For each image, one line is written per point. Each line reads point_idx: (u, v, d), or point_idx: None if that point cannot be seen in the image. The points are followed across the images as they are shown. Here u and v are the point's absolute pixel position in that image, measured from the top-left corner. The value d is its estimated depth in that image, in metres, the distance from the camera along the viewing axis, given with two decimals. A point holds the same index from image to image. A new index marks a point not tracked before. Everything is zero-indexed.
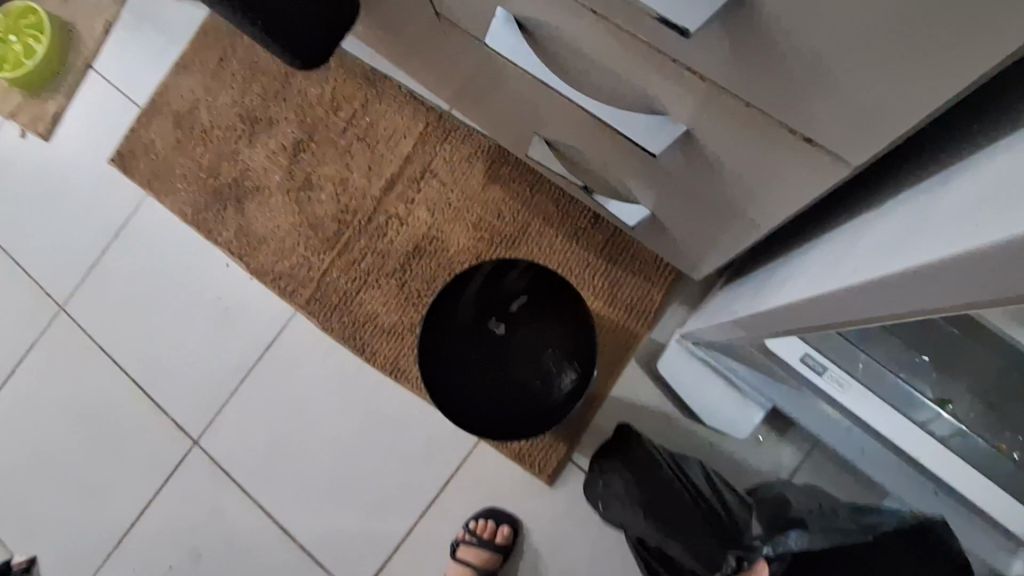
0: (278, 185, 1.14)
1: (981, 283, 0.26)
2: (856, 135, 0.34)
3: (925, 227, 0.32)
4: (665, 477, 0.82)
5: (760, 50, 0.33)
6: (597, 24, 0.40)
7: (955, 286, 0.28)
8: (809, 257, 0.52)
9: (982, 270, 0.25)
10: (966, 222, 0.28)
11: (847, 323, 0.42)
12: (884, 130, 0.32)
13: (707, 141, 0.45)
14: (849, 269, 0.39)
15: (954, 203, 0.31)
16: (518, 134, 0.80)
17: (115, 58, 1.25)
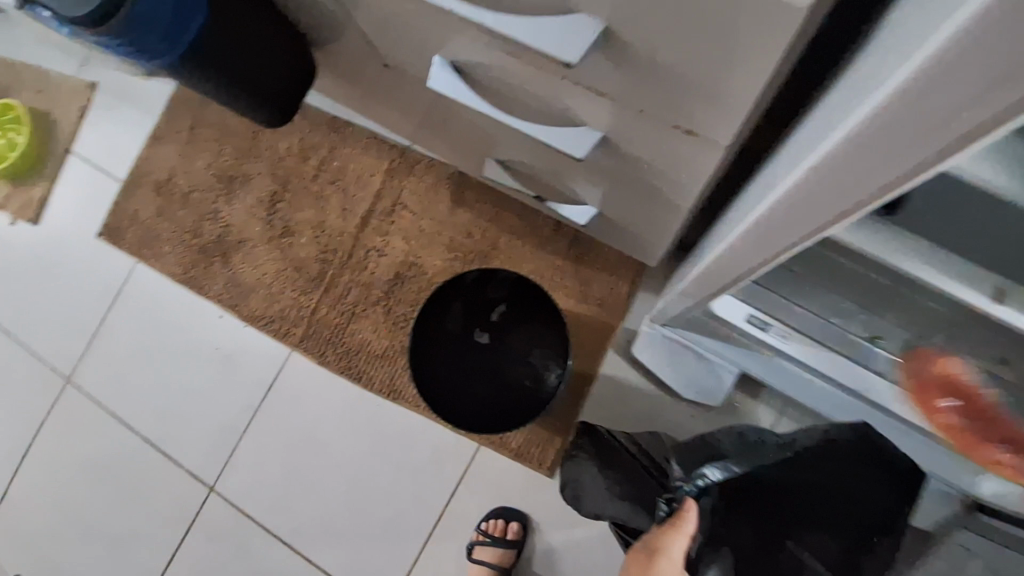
0: (260, 235, 1.22)
1: (875, 160, 0.30)
2: (720, 114, 0.41)
3: (818, 133, 0.37)
4: (621, 459, 0.82)
5: (629, 64, 0.40)
6: (510, 61, 0.49)
7: (855, 169, 0.32)
8: (741, 204, 0.58)
9: (870, 145, 0.30)
10: (846, 114, 0.32)
11: (782, 246, 0.48)
12: (735, 108, 0.39)
13: (619, 139, 0.53)
14: (776, 189, 0.44)
15: (835, 106, 0.36)
16: (474, 157, 0.89)
17: (92, 138, 1.33)
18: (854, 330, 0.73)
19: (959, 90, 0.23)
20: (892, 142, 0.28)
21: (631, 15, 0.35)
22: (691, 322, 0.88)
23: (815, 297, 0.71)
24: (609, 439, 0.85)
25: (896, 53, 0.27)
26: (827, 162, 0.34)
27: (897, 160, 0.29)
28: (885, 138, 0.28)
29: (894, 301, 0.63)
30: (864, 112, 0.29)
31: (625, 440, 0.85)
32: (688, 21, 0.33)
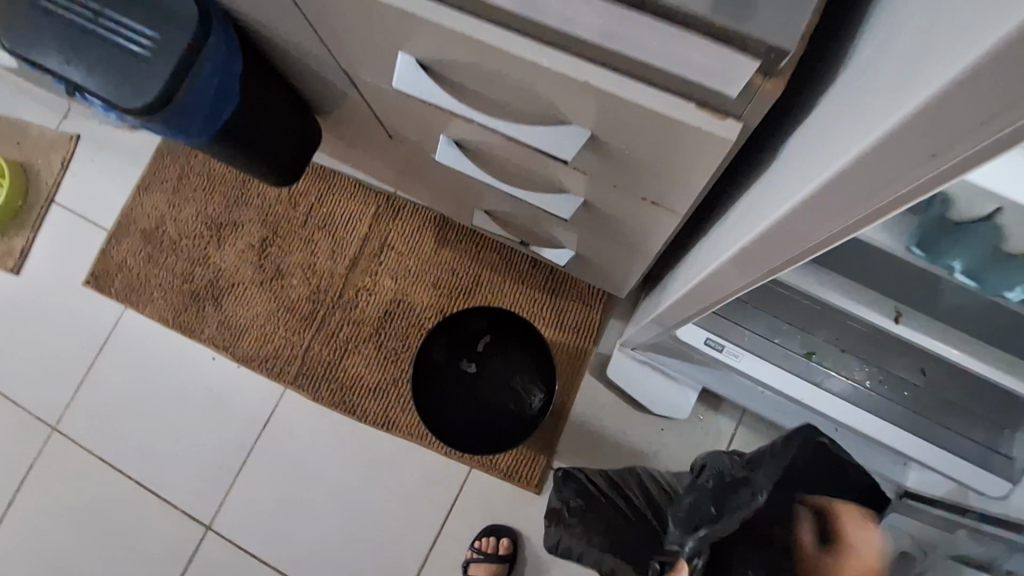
0: (251, 279, 1.28)
1: (818, 224, 0.37)
2: (678, 197, 0.52)
3: (772, 195, 0.45)
4: (606, 508, 0.97)
5: (605, 159, 0.52)
6: (508, 146, 0.60)
7: (805, 228, 0.39)
8: (703, 249, 0.69)
9: (812, 212, 0.37)
10: (794, 183, 0.40)
11: (734, 290, 0.58)
12: (687, 193, 0.51)
13: (596, 203, 0.64)
14: (739, 235, 0.51)
15: (784, 172, 0.44)
16: (461, 207, 1.00)
17: (76, 188, 1.36)
18: (794, 347, 0.87)
19: (854, 195, 0.32)
20: (817, 222, 0.37)
21: (607, 129, 0.46)
22: (659, 346, 1.00)
23: (762, 320, 0.87)
24: (591, 486, 0.99)
25: (816, 157, 0.36)
26: (780, 222, 0.41)
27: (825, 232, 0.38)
28: (812, 218, 0.37)
29: (826, 318, 0.79)
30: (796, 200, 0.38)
31: (602, 484, 0.99)
32: (650, 138, 0.44)
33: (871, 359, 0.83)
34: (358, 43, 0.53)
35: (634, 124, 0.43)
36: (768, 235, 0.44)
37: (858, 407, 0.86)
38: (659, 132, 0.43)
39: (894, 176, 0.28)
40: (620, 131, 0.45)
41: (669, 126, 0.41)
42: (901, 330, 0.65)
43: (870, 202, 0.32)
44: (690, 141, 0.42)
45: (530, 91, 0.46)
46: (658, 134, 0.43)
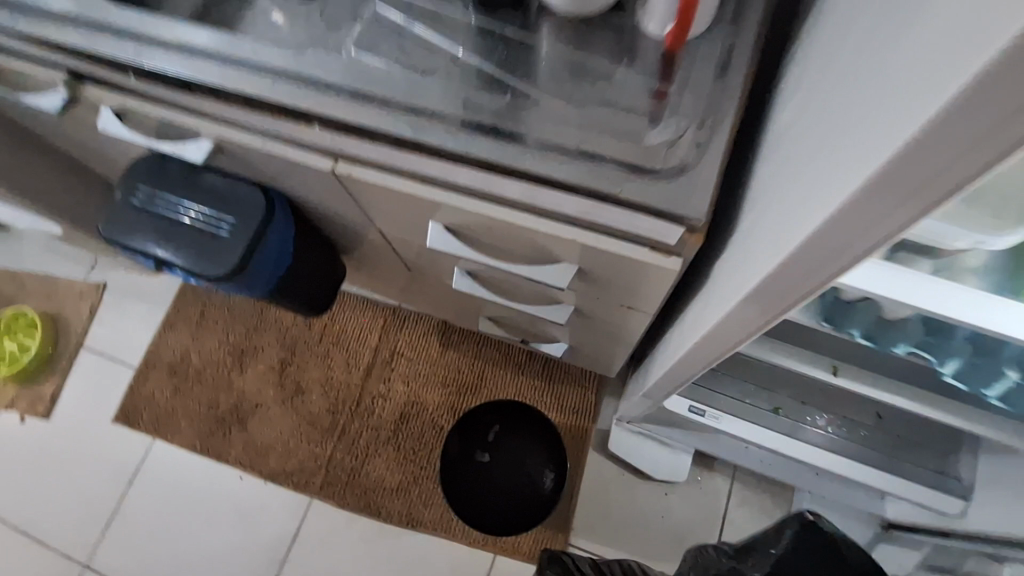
0: (273, 398, 1.39)
1: (823, 260, 0.40)
2: (646, 305, 0.70)
3: (764, 244, 0.48)
4: None
5: (590, 283, 0.69)
6: (511, 277, 0.76)
7: (808, 267, 0.42)
8: (674, 336, 0.85)
9: (816, 249, 0.40)
10: (790, 227, 0.43)
11: (703, 367, 0.73)
12: (653, 302, 0.68)
13: (585, 310, 0.81)
14: (733, 288, 0.54)
15: (771, 222, 0.48)
16: (464, 316, 1.16)
17: (103, 332, 1.48)
18: (764, 405, 1.02)
19: (874, 212, 0.34)
20: (834, 248, 0.38)
21: (590, 266, 0.64)
22: (651, 417, 1.13)
23: (733, 385, 1.02)
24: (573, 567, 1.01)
25: (819, 189, 0.38)
26: (782, 265, 0.44)
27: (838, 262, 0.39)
28: (828, 245, 0.39)
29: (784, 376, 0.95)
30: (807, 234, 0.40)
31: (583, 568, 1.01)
32: (619, 271, 0.62)
33: (827, 406, 1.00)
34: (393, 214, 0.71)
35: (607, 264, 0.61)
36: (769, 280, 0.46)
37: (832, 453, 0.99)
38: (626, 268, 0.60)
39: (913, 189, 0.30)
40: (599, 268, 0.63)
41: (633, 264, 0.58)
42: (843, 382, 0.80)
43: (880, 227, 0.34)
44: (649, 271, 0.59)
45: (532, 244, 0.63)
46: (625, 269, 0.60)
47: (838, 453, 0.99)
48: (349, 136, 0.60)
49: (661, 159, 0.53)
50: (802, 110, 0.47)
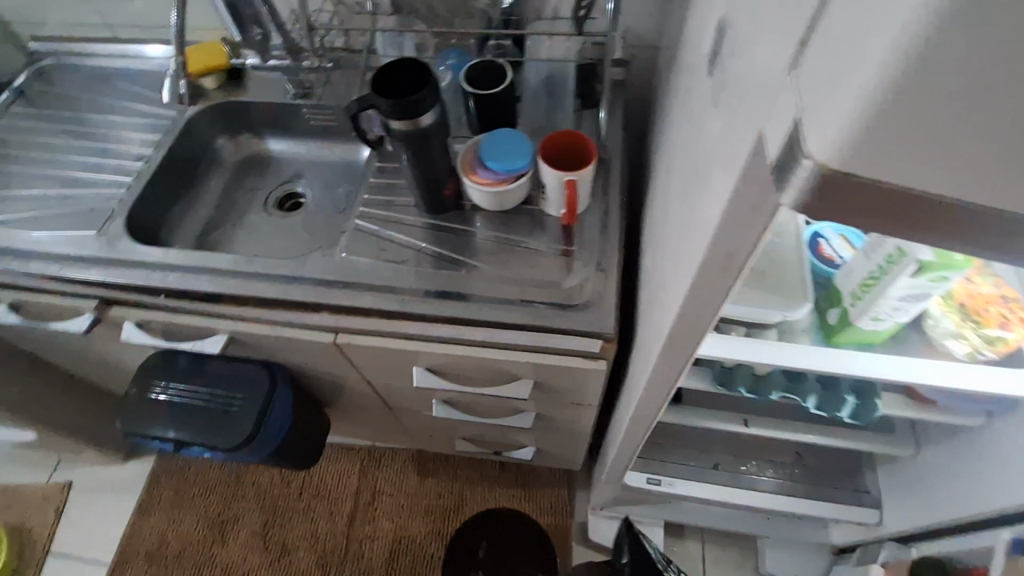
0: (260, 564, 1.40)
1: (701, 309, 0.48)
2: (588, 402, 0.89)
3: (667, 303, 0.57)
4: None
5: (544, 392, 0.88)
6: (479, 398, 0.94)
7: (692, 317, 0.50)
8: (615, 423, 1.04)
9: (693, 301, 0.48)
10: (678, 285, 0.52)
11: (641, 441, 0.92)
12: (591, 399, 0.88)
13: (544, 414, 0.99)
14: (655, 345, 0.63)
15: (671, 285, 0.57)
16: (437, 443, 1.28)
17: (70, 534, 1.45)
18: (707, 466, 1.19)
19: (711, 283, 0.44)
20: (707, 297, 0.46)
21: (543, 379, 0.83)
22: (619, 499, 1.27)
23: (678, 456, 1.20)
24: None
25: (690, 256, 0.48)
26: (676, 318, 0.52)
27: (703, 322, 0.50)
28: (703, 295, 0.46)
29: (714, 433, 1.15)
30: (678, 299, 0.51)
31: None
32: (562, 380, 0.82)
33: (754, 457, 1.20)
34: (379, 368, 0.87)
35: (553, 376, 0.81)
36: (671, 332, 0.55)
37: (776, 495, 1.15)
38: (568, 377, 0.80)
39: (738, 245, 0.39)
40: (548, 380, 0.83)
41: (573, 372, 0.78)
42: (755, 431, 1.00)
43: (728, 278, 0.43)
44: (587, 375, 0.79)
45: (496, 369, 0.82)
46: (568, 378, 0.81)
47: (777, 494, 1.15)
48: (346, 315, 0.79)
49: (576, 297, 0.76)
50: (684, 195, 0.57)
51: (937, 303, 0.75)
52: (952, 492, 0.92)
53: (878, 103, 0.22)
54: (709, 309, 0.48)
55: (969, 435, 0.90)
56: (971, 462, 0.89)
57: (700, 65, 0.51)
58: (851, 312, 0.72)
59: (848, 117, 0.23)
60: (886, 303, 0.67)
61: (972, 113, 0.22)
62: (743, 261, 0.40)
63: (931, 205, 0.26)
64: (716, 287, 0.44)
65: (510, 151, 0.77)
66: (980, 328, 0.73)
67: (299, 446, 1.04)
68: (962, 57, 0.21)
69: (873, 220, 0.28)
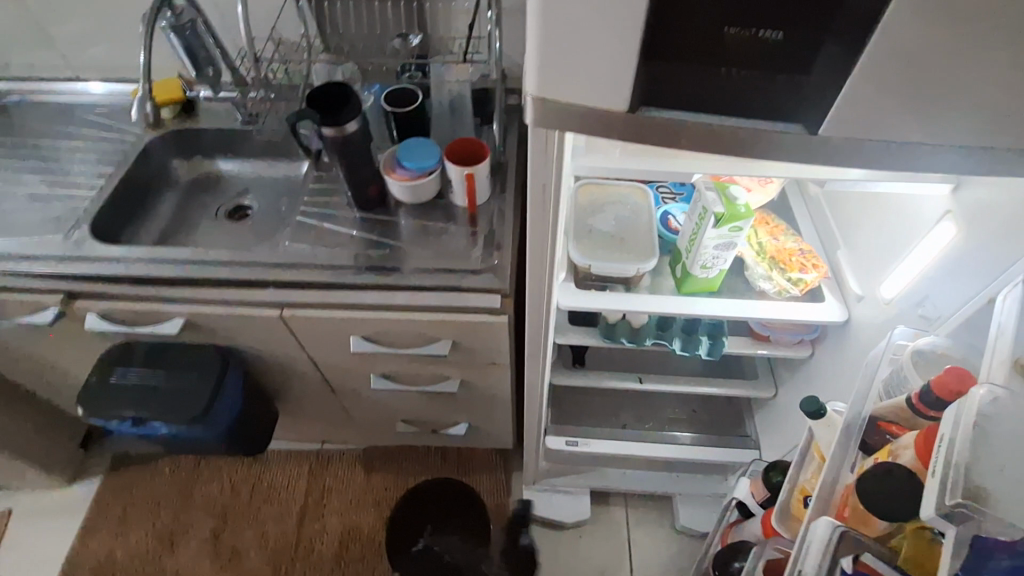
0: (211, 567, 1.44)
1: (542, 234, 0.70)
2: (500, 359, 1.06)
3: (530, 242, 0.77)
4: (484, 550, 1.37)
5: (464, 353, 1.04)
6: (410, 364, 1.09)
7: (536, 241, 0.71)
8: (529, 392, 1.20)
9: (537, 231, 0.69)
10: None
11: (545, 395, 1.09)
12: (503, 357, 1.05)
13: (470, 379, 1.14)
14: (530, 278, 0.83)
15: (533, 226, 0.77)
16: (380, 430, 1.39)
17: (13, 558, 1.46)
18: (620, 429, 1.36)
19: (542, 210, 0.66)
20: (543, 223, 0.68)
21: (458, 337, 0.99)
22: (547, 470, 1.43)
23: (595, 424, 1.37)
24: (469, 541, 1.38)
25: None
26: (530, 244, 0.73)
27: (547, 240, 0.71)
28: (541, 223, 0.68)
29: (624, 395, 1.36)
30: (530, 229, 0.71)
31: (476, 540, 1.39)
32: (474, 336, 0.99)
33: (659, 418, 1.40)
34: (321, 340, 1.02)
35: (465, 334, 0.98)
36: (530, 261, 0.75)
37: (676, 445, 1.32)
38: (480, 333, 0.98)
39: (545, 171, 0.61)
40: (464, 338, 1.00)
41: (481, 326, 0.96)
42: (648, 386, 1.20)
43: (549, 201, 0.64)
44: (492, 329, 0.97)
45: (421, 332, 0.99)
46: (480, 334, 0.98)
47: (679, 444, 1.33)
48: (291, 289, 0.95)
49: (480, 261, 0.95)
50: None
51: (755, 256, 1.01)
52: (800, 415, 1.13)
53: (542, 48, 0.42)
54: (547, 232, 0.69)
55: (806, 367, 1.13)
56: (808, 387, 1.11)
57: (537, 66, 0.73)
58: (687, 264, 0.95)
59: (535, 56, 0.43)
60: (705, 252, 0.90)
61: (589, 59, 0.42)
62: (553, 185, 0.62)
63: (603, 117, 0.46)
64: (545, 214, 0.66)
65: (421, 152, 0.98)
66: (785, 272, 0.98)
67: (250, 430, 1.14)
68: (569, 26, 0.41)
69: (584, 129, 0.47)
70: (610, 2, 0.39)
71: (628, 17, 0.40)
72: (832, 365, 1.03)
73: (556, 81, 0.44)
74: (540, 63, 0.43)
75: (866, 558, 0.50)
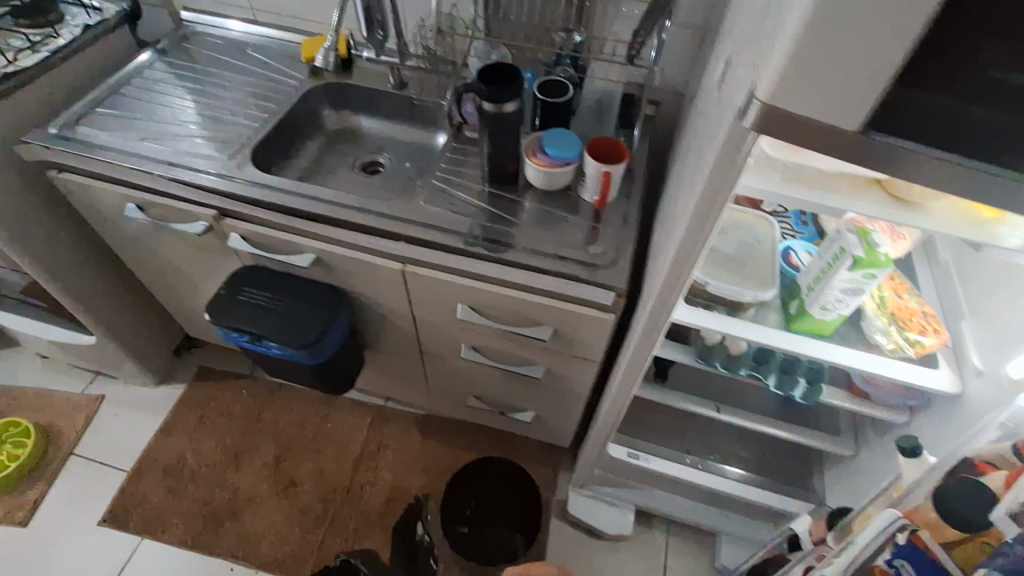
0: (268, 491, 1.52)
1: (692, 243, 0.71)
2: (593, 355, 1.08)
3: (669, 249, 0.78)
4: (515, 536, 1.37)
5: (559, 342, 1.07)
6: (503, 341, 1.13)
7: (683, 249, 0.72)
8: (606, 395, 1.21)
9: (687, 240, 0.70)
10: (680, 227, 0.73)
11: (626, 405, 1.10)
12: (596, 354, 1.07)
13: (554, 368, 1.17)
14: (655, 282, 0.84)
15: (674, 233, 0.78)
16: (449, 400, 1.44)
17: (97, 440, 1.60)
18: (681, 453, 1.35)
19: (701, 218, 0.67)
20: (697, 232, 0.69)
21: (560, 325, 1.02)
22: (597, 478, 1.44)
23: (656, 444, 1.36)
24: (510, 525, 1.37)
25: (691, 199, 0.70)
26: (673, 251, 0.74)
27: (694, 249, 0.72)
28: (696, 231, 0.69)
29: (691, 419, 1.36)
30: (679, 231, 0.72)
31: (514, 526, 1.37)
32: (576, 328, 1.02)
33: (722, 451, 1.38)
34: (430, 300, 1.07)
35: (568, 324, 1.01)
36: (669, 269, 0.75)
37: (734, 481, 1.30)
38: (582, 326, 1.00)
39: (721, 179, 0.62)
40: (566, 327, 1.02)
41: (588, 319, 0.98)
42: (725, 416, 1.19)
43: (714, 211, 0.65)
44: (597, 324, 0.99)
45: (527, 313, 1.02)
46: (583, 326, 1.00)
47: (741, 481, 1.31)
48: (418, 246, 1.00)
49: (599, 256, 0.98)
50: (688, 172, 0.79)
51: (875, 308, 0.98)
52: (880, 481, 1.10)
53: (792, 61, 0.43)
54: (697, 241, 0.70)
55: (897, 432, 1.09)
56: (894, 452, 1.07)
57: (713, 76, 0.74)
58: (806, 302, 0.94)
59: (780, 67, 0.44)
60: (830, 293, 0.89)
61: (836, 76, 0.43)
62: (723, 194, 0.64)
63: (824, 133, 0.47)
64: (704, 224, 0.67)
65: (565, 142, 1.01)
66: (904, 331, 0.95)
67: (341, 370, 1.21)
68: (829, 45, 0.42)
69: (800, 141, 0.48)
70: (879, 26, 0.40)
71: (893, 43, 0.41)
72: (930, 436, 0.99)
73: (792, 93, 0.45)
74: (783, 74, 0.45)
75: (921, 534, 0.58)
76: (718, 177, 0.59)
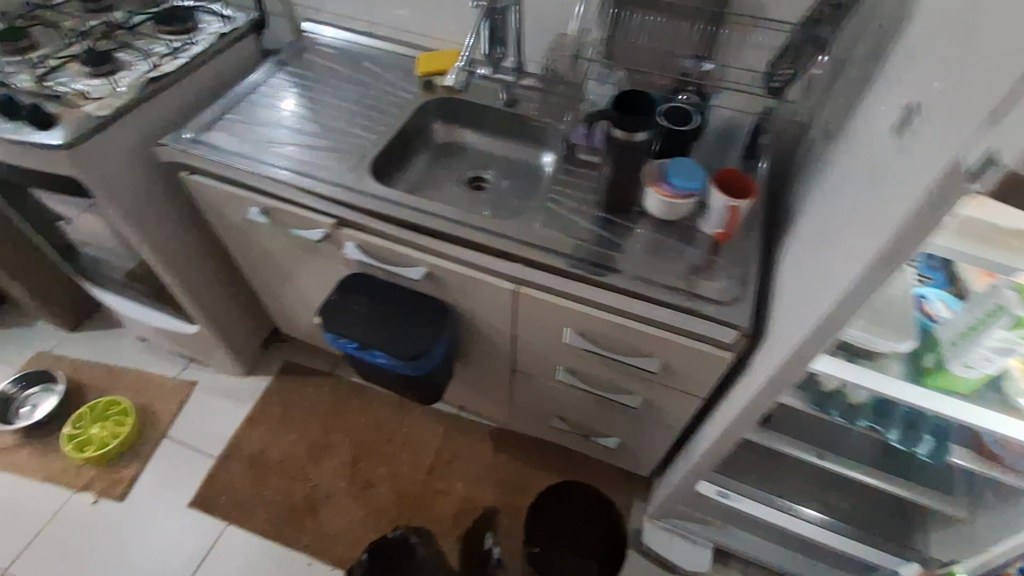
0: (345, 490, 1.56)
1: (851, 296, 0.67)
2: (699, 391, 1.05)
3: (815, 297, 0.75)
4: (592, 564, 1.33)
5: (665, 375, 1.05)
6: (604, 368, 1.11)
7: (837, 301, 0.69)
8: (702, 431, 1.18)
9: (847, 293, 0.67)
10: (835, 277, 0.70)
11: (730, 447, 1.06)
12: (702, 390, 1.04)
13: (652, 399, 1.14)
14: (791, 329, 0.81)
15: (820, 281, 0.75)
16: (530, 418, 1.44)
17: (189, 425, 1.68)
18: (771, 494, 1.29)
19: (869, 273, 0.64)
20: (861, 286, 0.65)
21: (670, 358, 1.00)
22: (678, 511, 1.40)
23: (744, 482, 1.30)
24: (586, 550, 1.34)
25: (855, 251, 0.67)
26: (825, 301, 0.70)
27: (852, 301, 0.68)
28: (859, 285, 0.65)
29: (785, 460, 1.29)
30: (837, 282, 0.69)
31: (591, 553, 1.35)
32: (687, 363, 0.99)
33: (814, 498, 1.32)
34: (537, 322, 1.07)
35: (681, 358, 0.98)
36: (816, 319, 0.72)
37: (829, 531, 1.24)
38: (696, 362, 0.98)
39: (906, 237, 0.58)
40: (676, 361, 1.00)
41: (704, 356, 0.95)
42: (829, 463, 1.12)
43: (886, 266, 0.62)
44: (713, 362, 0.96)
45: (638, 344, 1.00)
46: (696, 362, 0.98)
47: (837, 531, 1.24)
48: (533, 268, 1.00)
49: (721, 291, 0.95)
50: (837, 217, 0.76)
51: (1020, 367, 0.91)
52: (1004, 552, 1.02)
53: None
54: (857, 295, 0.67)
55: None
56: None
57: (881, 120, 0.71)
58: (946, 357, 0.89)
59: None
60: (978, 351, 0.84)
61: None
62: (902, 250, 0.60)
63: None
64: (871, 279, 0.64)
65: (690, 173, 0.99)
66: None
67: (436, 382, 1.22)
68: None
69: None
70: None
71: None
72: None
73: None
74: None
75: None
76: (908, 233, 0.56)
